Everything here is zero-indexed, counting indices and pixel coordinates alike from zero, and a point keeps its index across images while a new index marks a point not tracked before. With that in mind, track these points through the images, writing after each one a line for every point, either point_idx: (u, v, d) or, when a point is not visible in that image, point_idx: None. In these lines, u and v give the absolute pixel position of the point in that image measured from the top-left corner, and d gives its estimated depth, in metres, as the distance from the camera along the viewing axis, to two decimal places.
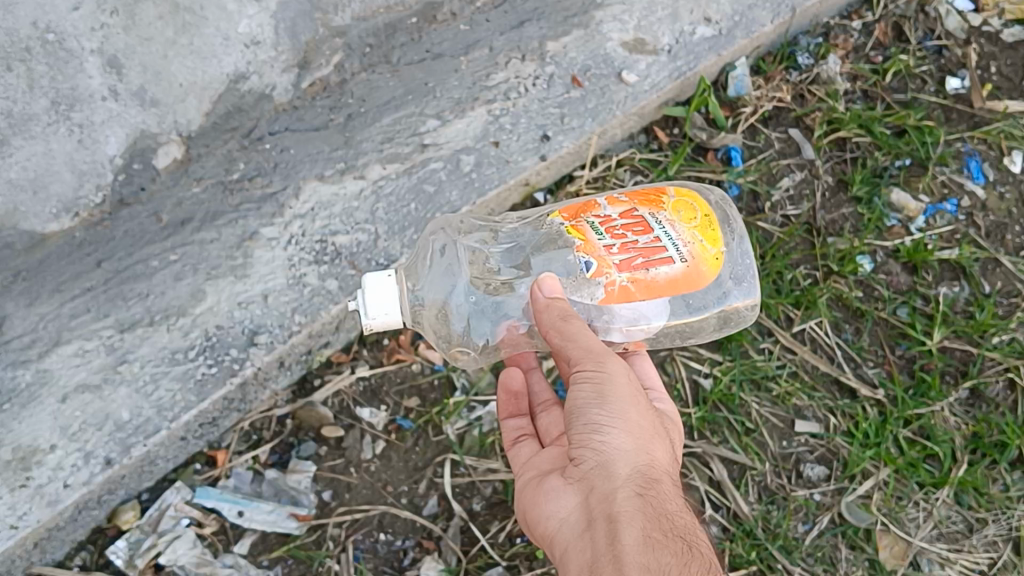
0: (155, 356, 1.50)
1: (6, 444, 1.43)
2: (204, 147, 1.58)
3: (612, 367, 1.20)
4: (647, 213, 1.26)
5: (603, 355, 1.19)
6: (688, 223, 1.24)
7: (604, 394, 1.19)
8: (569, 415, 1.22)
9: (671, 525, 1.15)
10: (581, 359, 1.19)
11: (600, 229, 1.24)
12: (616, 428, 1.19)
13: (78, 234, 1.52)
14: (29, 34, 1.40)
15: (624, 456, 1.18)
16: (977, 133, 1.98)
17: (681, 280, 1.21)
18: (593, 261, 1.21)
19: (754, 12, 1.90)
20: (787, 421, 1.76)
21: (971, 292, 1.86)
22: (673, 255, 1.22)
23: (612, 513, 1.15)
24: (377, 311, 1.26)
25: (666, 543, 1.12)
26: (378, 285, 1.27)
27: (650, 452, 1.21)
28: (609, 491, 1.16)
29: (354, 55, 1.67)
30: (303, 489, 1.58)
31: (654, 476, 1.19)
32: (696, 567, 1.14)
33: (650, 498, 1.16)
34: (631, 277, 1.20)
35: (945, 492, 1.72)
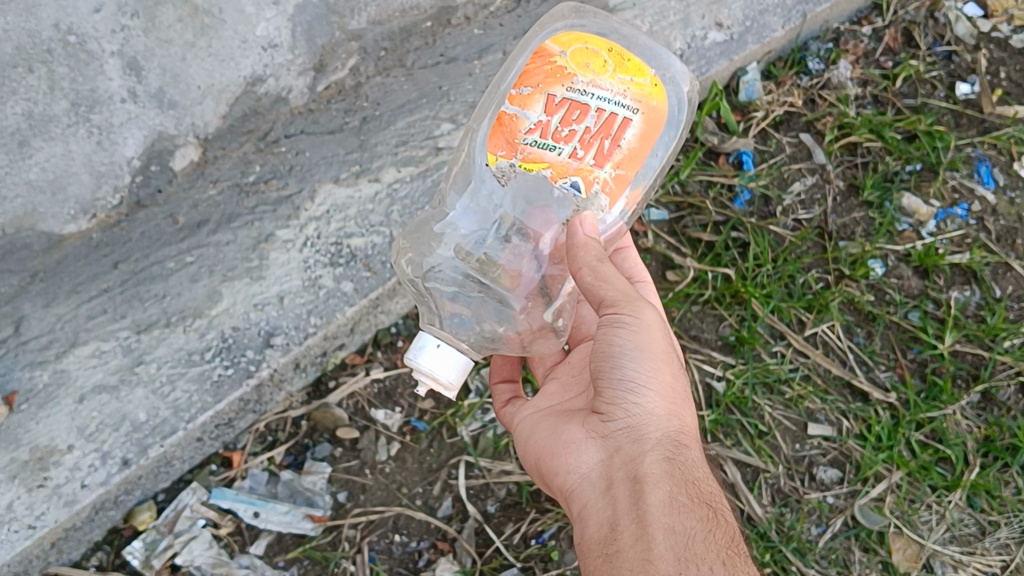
0: (172, 357, 1.51)
1: (24, 444, 1.43)
2: (221, 150, 1.59)
3: (654, 320, 1.21)
4: (565, 91, 1.27)
5: (640, 304, 1.21)
6: (610, 76, 1.28)
7: (645, 349, 1.20)
8: (603, 365, 1.23)
9: (698, 492, 1.18)
10: (621, 304, 1.20)
11: (548, 141, 1.26)
12: (651, 388, 1.21)
13: (94, 235, 1.53)
14: (51, 36, 1.41)
15: (656, 416, 1.21)
16: (987, 138, 1.98)
17: (646, 127, 1.28)
18: (578, 179, 1.25)
19: (765, 18, 1.91)
20: (800, 425, 1.76)
21: (982, 297, 1.86)
22: (626, 114, 1.27)
23: (640, 474, 1.17)
24: (446, 372, 1.24)
25: (692, 508, 1.15)
26: (430, 357, 1.24)
27: (681, 418, 1.23)
28: (638, 451, 1.19)
29: (369, 58, 1.68)
30: (318, 490, 1.59)
31: (681, 439, 1.21)
32: (720, 534, 1.17)
33: (678, 462, 1.19)
34: (614, 164, 1.26)
35: (958, 496, 1.71)
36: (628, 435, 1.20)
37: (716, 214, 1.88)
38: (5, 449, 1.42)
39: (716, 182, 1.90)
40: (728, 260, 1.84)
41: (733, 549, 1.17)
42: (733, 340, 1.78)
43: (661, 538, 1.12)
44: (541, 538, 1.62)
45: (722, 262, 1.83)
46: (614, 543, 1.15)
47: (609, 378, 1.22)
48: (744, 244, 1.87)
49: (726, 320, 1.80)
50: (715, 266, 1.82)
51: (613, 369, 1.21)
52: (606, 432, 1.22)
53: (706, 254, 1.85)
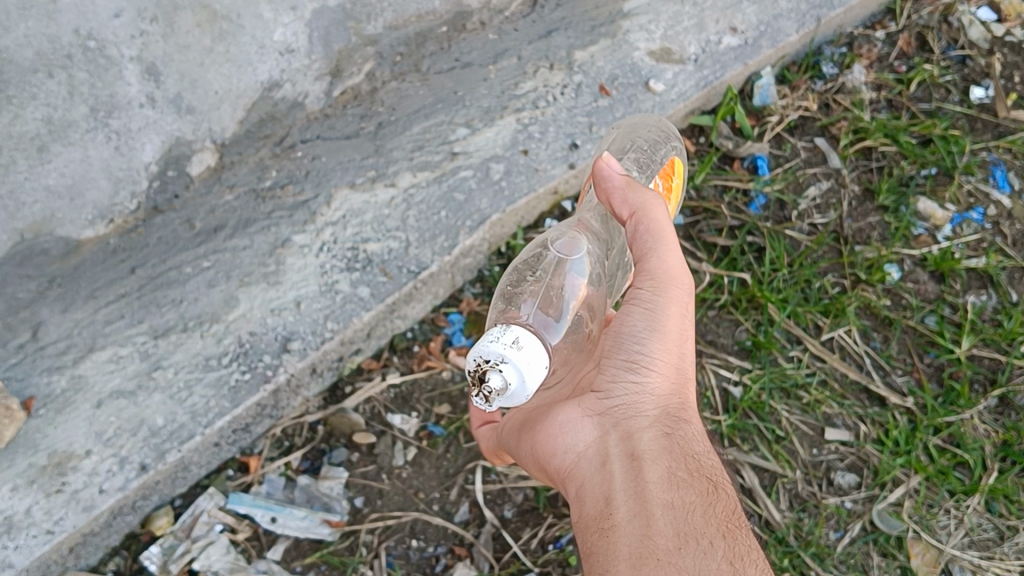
0: (189, 362, 1.51)
1: (41, 450, 1.42)
2: (237, 155, 1.60)
3: (674, 293, 1.20)
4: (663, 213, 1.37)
5: (664, 277, 1.20)
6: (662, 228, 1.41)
7: (656, 325, 1.20)
8: (612, 339, 1.22)
9: (699, 467, 1.16)
10: (645, 271, 1.21)
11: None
12: (655, 366, 1.20)
13: (112, 241, 1.53)
14: (71, 42, 1.37)
15: (658, 395, 1.20)
16: (1002, 142, 1.97)
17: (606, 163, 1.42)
18: None
19: (779, 23, 1.91)
20: (817, 430, 1.76)
21: (998, 301, 1.85)
22: None
23: (637, 451, 1.15)
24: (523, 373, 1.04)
25: (691, 483, 1.13)
26: (529, 355, 1.04)
27: (682, 396, 1.22)
28: (638, 429, 1.18)
29: (385, 63, 1.69)
30: (335, 495, 1.59)
31: (682, 417, 1.20)
32: (722, 509, 1.13)
33: (678, 437, 1.17)
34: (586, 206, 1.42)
35: (976, 500, 1.70)
36: (628, 414, 1.19)
37: (732, 218, 1.88)
38: (23, 454, 1.41)
39: (732, 186, 1.90)
40: (744, 265, 1.84)
41: (735, 523, 1.13)
42: (749, 344, 1.78)
43: (660, 513, 1.08)
44: (559, 543, 1.61)
45: (738, 266, 1.83)
46: (611, 517, 1.11)
47: (617, 356, 1.21)
48: (759, 249, 1.87)
49: (743, 324, 1.80)
50: (731, 270, 1.83)
51: (624, 346, 1.21)
52: (605, 409, 1.20)
53: (721, 259, 1.85)
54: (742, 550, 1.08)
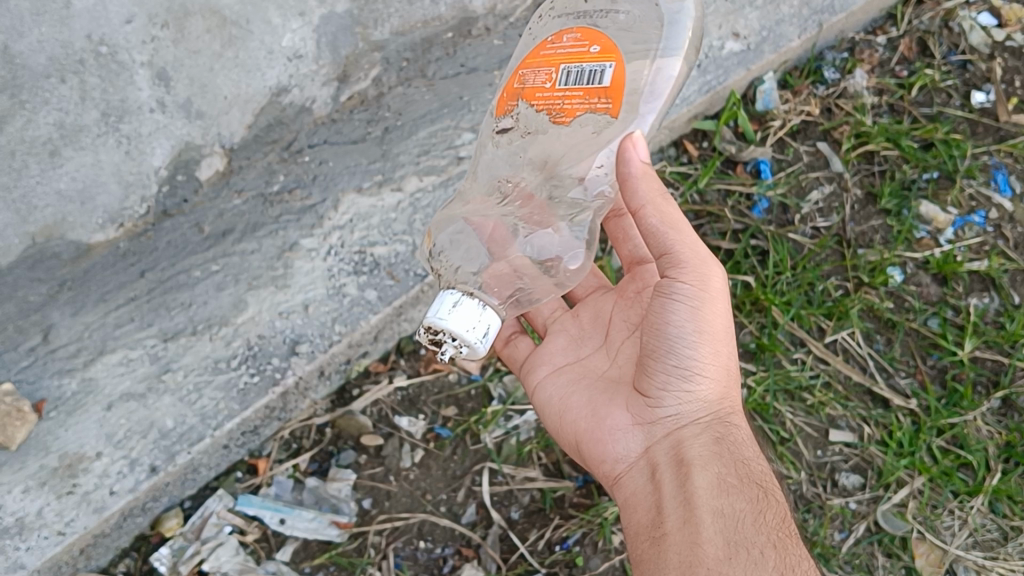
0: (198, 365, 1.52)
1: (53, 452, 1.43)
2: (246, 159, 1.61)
3: (715, 287, 1.24)
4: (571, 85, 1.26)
5: (705, 273, 1.23)
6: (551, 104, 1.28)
7: (702, 328, 1.24)
8: (658, 341, 1.25)
9: (747, 471, 1.23)
10: (685, 265, 1.22)
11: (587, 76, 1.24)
12: (705, 373, 1.27)
13: (122, 244, 1.54)
14: (83, 47, 1.40)
15: (705, 398, 1.28)
16: (1003, 146, 1.98)
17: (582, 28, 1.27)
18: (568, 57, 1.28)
19: (782, 28, 1.92)
20: (821, 431, 1.77)
21: (1001, 303, 1.86)
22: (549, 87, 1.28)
23: (687, 459, 1.23)
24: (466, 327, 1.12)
25: (740, 489, 1.20)
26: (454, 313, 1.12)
27: (730, 398, 1.30)
28: (686, 434, 1.25)
29: (391, 69, 1.70)
30: (343, 497, 1.60)
31: (729, 420, 1.28)
32: (773, 514, 1.19)
33: (727, 443, 1.25)
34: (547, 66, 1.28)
35: (980, 501, 1.71)
36: (679, 419, 1.27)
37: (735, 222, 1.89)
38: (34, 455, 1.43)
39: (735, 190, 1.92)
40: (748, 268, 1.85)
41: (786, 528, 1.20)
42: (754, 347, 1.79)
43: (710, 522, 1.16)
44: (566, 544, 1.61)
45: (741, 270, 1.85)
46: (662, 527, 1.20)
47: (666, 359, 1.25)
48: (763, 252, 1.88)
49: (747, 327, 1.81)
50: (734, 274, 1.84)
51: (671, 349, 1.25)
52: (656, 415, 1.28)
53: (725, 262, 1.86)
54: (792, 557, 1.15)
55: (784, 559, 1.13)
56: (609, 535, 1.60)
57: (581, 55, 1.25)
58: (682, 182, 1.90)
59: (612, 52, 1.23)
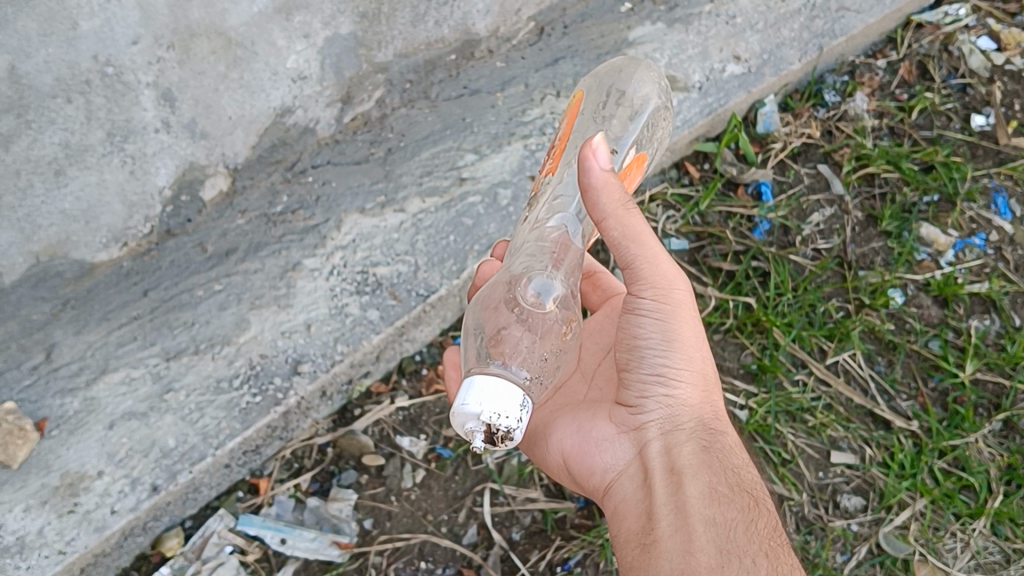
0: (200, 384, 1.52)
1: (54, 471, 1.43)
2: (249, 180, 1.64)
3: (679, 297, 1.25)
4: None
5: (666, 285, 1.24)
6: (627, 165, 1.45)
7: (672, 337, 1.25)
8: (633, 355, 1.28)
9: (737, 479, 1.22)
10: (642, 284, 1.23)
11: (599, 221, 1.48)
12: (684, 379, 1.27)
13: (125, 263, 1.56)
14: (90, 68, 1.35)
15: (690, 403, 1.28)
16: (1003, 169, 2.00)
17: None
18: None
19: (782, 51, 1.95)
20: (823, 452, 1.76)
21: (1001, 325, 1.86)
22: None
23: (677, 466, 1.22)
24: (512, 408, 1.06)
25: (730, 498, 1.18)
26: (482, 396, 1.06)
27: (713, 405, 1.30)
28: (676, 441, 1.25)
29: (395, 90, 1.74)
30: (344, 517, 1.60)
31: (713, 427, 1.27)
32: (763, 525, 1.18)
33: (715, 450, 1.24)
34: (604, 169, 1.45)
35: (982, 523, 1.69)
36: (663, 425, 1.26)
37: (736, 244, 1.90)
38: (36, 474, 1.42)
39: (736, 213, 1.92)
40: (749, 289, 1.86)
41: (777, 539, 1.17)
42: (755, 368, 1.79)
43: (702, 531, 1.14)
44: (567, 565, 1.61)
45: (743, 291, 1.85)
46: (651, 534, 1.18)
47: (640, 369, 1.27)
48: (764, 273, 1.89)
49: (748, 348, 1.81)
50: (736, 295, 1.84)
51: (643, 360, 1.27)
52: (638, 424, 1.28)
53: (726, 283, 1.87)
54: (783, 566, 1.13)
55: (775, 566, 1.11)
56: (610, 557, 1.60)
57: None
58: (683, 204, 1.90)
59: None
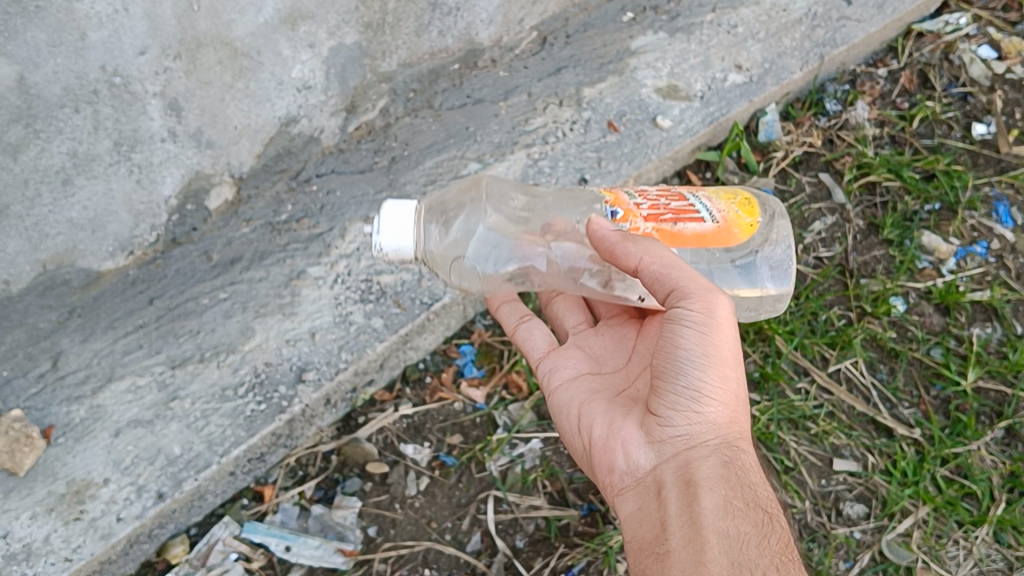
0: (205, 392, 1.53)
1: (61, 478, 1.43)
2: (254, 189, 1.66)
3: (723, 313, 1.19)
4: (688, 193, 1.30)
5: (711, 297, 1.18)
6: (724, 200, 1.29)
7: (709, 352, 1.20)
8: (662, 365, 1.23)
9: (758, 498, 1.19)
10: (689, 295, 1.18)
11: (634, 193, 1.30)
12: (715, 395, 1.22)
13: (132, 272, 1.58)
14: (98, 78, 1.35)
15: (719, 417, 1.23)
16: (1005, 177, 2.00)
17: (710, 236, 1.25)
18: (621, 211, 1.27)
19: (783, 60, 1.97)
20: (825, 460, 1.76)
21: (1003, 334, 1.85)
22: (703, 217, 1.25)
23: (695, 478, 1.19)
24: (398, 239, 1.22)
25: (747, 513, 1.17)
26: (390, 222, 1.22)
27: (742, 422, 1.25)
28: (698, 455, 1.21)
29: (399, 99, 1.77)
30: (348, 525, 1.59)
31: (739, 445, 1.23)
32: (776, 541, 1.16)
33: (737, 466, 1.20)
34: (657, 227, 1.25)
35: (985, 531, 1.68)
36: (687, 439, 1.22)
37: None
38: (43, 482, 1.43)
39: None
40: None
41: (790, 557, 1.16)
42: (757, 376, 1.80)
43: (714, 542, 1.13)
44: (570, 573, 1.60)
45: None
46: (664, 542, 1.17)
47: (671, 380, 1.22)
48: None
49: (750, 356, 1.81)
50: None
51: (679, 373, 1.21)
52: (664, 435, 1.24)
53: None
54: None
55: None
56: (614, 564, 1.59)
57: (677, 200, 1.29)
58: None
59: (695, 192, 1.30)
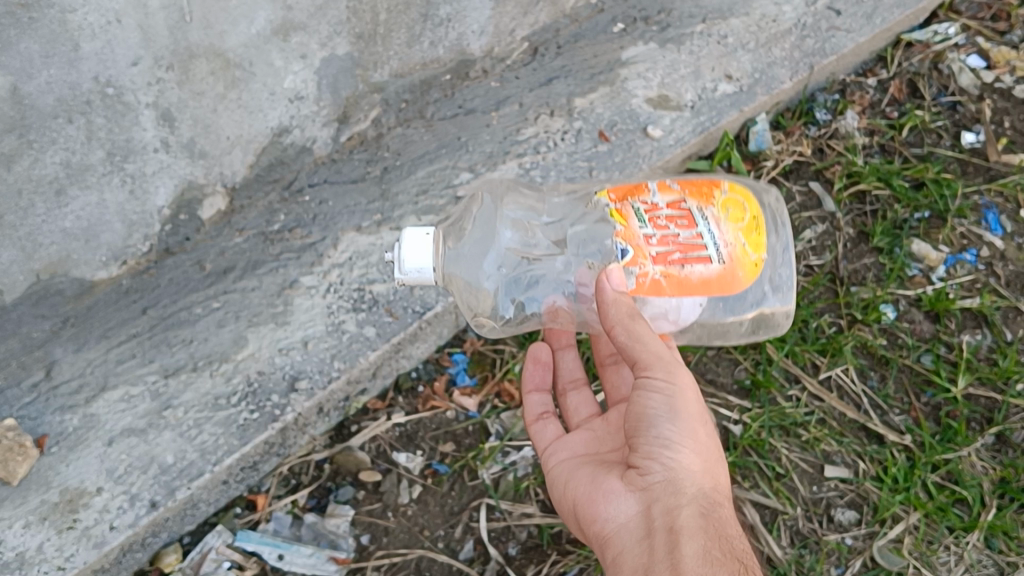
0: (198, 401, 1.54)
1: (53, 487, 1.44)
2: (247, 199, 1.68)
3: (683, 378, 1.23)
4: (695, 207, 1.26)
5: (673, 366, 1.23)
6: (733, 224, 1.24)
7: (677, 409, 1.23)
8: (639, 424, 1.25)
9: (732, 549, 1.18)
10: (654, 366, 1.21)
11: (643, 217, 1.25)
12: (687, 446, 1.23)
13: (125, 281, 1.59)
14: (91, 88, 1.36)
15: (695, 470, 1.24)
16: (994, 185, 2.01)
17: (714, 281, 1.21)
18: (630, 250, 1.22)
19: (773, 70, 1.98)
20: (816, 466, 1.77)
21: (993, 340, 1.86)
22: (710, 254, 1.21)
23: (675, 526, 1.19)
24: (419, 265, 1.28)
25: (725, 563, 1.15)
26: (411, 250, 1.28)
27: (715, 476, 1.26)
28: (677, 501, 1.20)
29: (391, 110, 1.78)
30: (341, 533, 1.60)
31: (715, 498, 1.23)
32: None
33: (713, 518, 1.20)
34: (665, 271, 1.21)
35: (976, 536, 1.69)
36: (666, 487, 1.22)
37: None
38: (36, 491, 1.44)
39: None
40: None
41: None
42: (749, 384, 1.80)
43: None
44: None
45: None
46: None
47: (647, 432, 1.24)
48: None
49: (742, 363, 1.82)
50: None
51: (651, 426, 1.23)
52: (644, 484, 1.24)
53: None
54: None
55: None
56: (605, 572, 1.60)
57: (684, 225, 1.24)
58: None
59: (708, 200, 1.27)
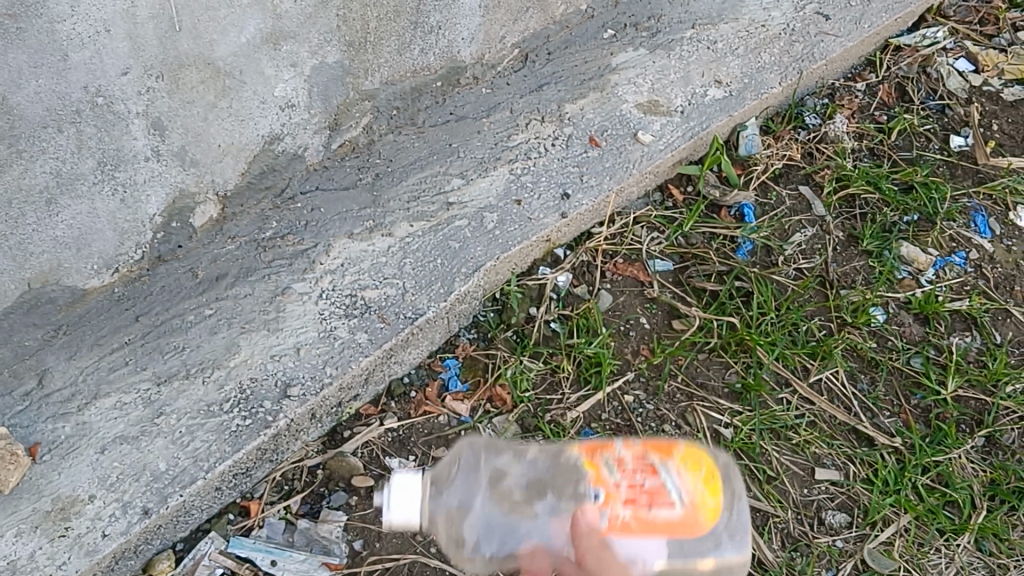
0: (191, 408, 1.54)
1: (46, 495, 1.45)
2: (239, 207, 1.69)
3: None
4: (658, 459, 1.23)
5: None
6: (695, 474, 1.21)
7: None
8: None
9: None
10: None
11: (612, 468, 1.23)
12: None
13: (117, 289, 1.60)
14: (81, 98, 1.38)
15: None
16: (982, 189, 2.04)
17: (678, 525, 1.18)
18: (601, 493, 1.21)
19: (762, 75, 1.99)
20: (807, 469, 1.73)
21: (982, 343, 1.87)
22: (673, 498, 1.19)
23: None
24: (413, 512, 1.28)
25: None
26: (399, 500, 1.28)
27: None
28: None
29: (382, 117, 1.80)
30: (334, 538, 1.60)
31: None
32: None
33: None
34: (633, 512, 1.19)
35: (967, 539, 1.67)
36: None
37: (719, 264, 1.91)
38: (28, 499, 1.45)
39: (719, 234, 1.94)
40: (733, 309, 1.85)
41: None
42: (739, 387, 1.77)
43: None
44: None
45: (727, 310, 1.84)
46: None
47: None
48: (748, 293, 1.88)
49: (733, 367, 1.80)
50: (720, 314, 1.84)
51: None
52: None
53: (710, 303, 1.86)
54: None
55: None
56: None
57: (649, 473, 1.21)
58: (667, 226, 1.93)
59: (672, 451, 1.24)
